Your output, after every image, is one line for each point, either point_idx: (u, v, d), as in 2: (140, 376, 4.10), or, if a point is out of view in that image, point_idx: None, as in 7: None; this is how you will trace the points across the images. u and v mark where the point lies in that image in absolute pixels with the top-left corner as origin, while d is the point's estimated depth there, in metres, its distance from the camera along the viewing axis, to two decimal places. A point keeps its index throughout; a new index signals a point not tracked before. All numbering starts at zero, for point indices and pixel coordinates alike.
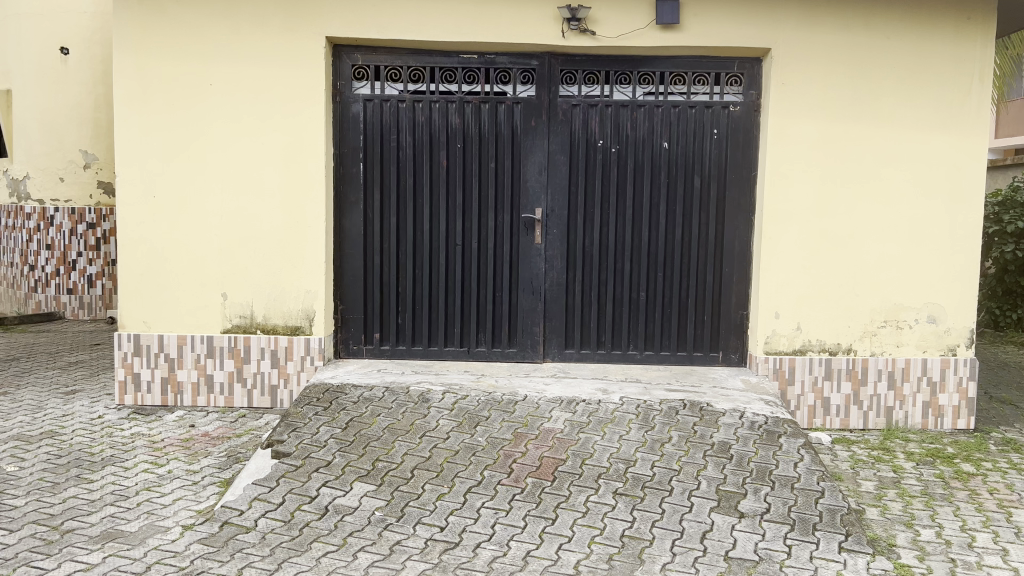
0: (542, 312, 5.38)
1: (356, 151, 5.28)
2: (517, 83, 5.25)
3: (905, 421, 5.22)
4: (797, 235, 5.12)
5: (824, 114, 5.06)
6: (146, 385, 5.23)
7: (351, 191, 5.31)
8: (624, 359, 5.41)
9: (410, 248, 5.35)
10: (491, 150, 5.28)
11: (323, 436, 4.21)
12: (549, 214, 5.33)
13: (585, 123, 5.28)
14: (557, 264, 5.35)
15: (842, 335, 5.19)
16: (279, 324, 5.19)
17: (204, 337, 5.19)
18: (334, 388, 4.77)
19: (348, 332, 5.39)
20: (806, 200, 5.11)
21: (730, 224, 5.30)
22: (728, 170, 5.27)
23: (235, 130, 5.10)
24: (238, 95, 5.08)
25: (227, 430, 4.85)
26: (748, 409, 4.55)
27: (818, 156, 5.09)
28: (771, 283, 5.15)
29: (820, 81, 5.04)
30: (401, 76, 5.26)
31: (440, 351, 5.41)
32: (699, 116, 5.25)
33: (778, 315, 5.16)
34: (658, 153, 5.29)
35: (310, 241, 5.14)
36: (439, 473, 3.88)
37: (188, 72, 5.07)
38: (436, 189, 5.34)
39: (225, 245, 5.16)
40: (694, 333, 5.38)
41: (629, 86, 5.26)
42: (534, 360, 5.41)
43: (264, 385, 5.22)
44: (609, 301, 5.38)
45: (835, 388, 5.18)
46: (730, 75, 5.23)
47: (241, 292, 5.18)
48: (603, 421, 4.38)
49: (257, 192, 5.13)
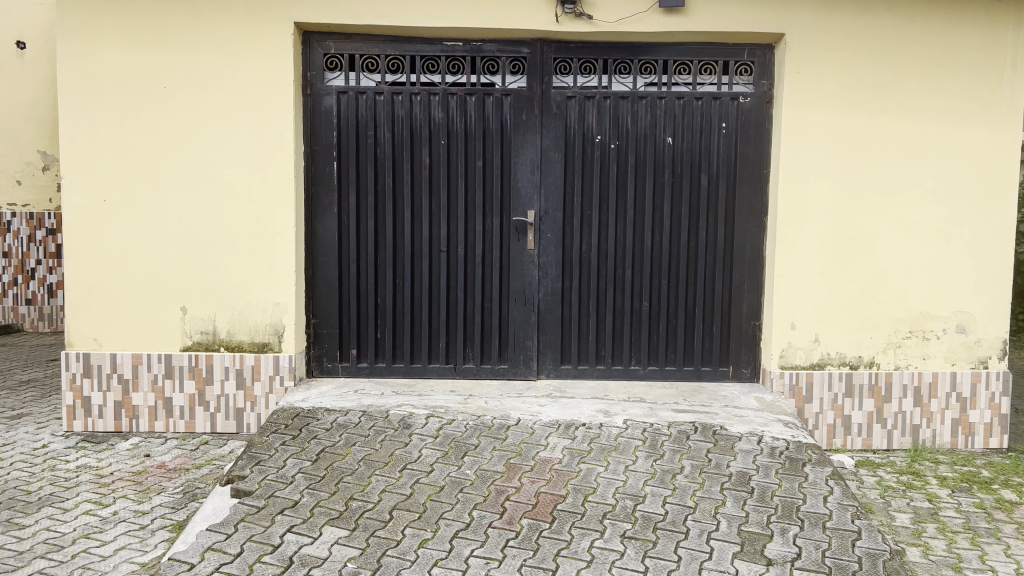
0: (536, 324, 4.91)
1: (329, 149, 4.80)
2: (506, 73, 4.78)
3: (933, 441, 4.77)
4: (815, 239, 4.68)
5: (844, 106, 4.61)
6: (97, 410, 4.72)
7: (324, 193, 4.82)
8: (625, 375, 4.95)
9: (390, 255, 4.86)
10: (478, 147, 4.81)
11: (290, 471, 3.72)
12: (543, 216, 4.85)
13: (582, 116, 4.81)
14: (552, 273, 4.89)
15: (864, 347, 4.74)
16: (245, 341, 4.70)
17: (161, 356, 4.68)
18: (304, 414, 4.28)
19: (322, 348, 4.90)
20: (824, 199, 4.66)
21: (739, 226, 4.84)
22: (738, 167, 4.81)
23: (194, 126, 4.60)
24: (198, 87, 4.58)
25: (186, 461, 4.35)
26: (766, 433, 4.10)
27: (838, 152, 4.64)
28: (786, 292, 4.70)
29: (839, 69, 4.60)
30: (379, 66, 4.77)
31: (423, 368, 4.93)
32: (707, 109, 4.80)
33: (794, 326, 4.72)
34: (661, 149, 4.83)
35: (279, 249, 4.65)
36: (422, 514, 3.40)
37: (141, 62, 4.56)
38: (417, 190, 4.85)
39: (185, 254, 4.66)
40: (701, 346, 4.93)
41: (629, 76, 4.80)
42: (527, 377, 4.94)
43: (228, 408, 4.72)
44: (608, 312, 4.92)
45: (856, 405, 4.73)
46: (740, 63, 4.78)
47: (202, 305, 4.68)
48: (606, 449, 3.91)
49: (221, 194, 4.63)
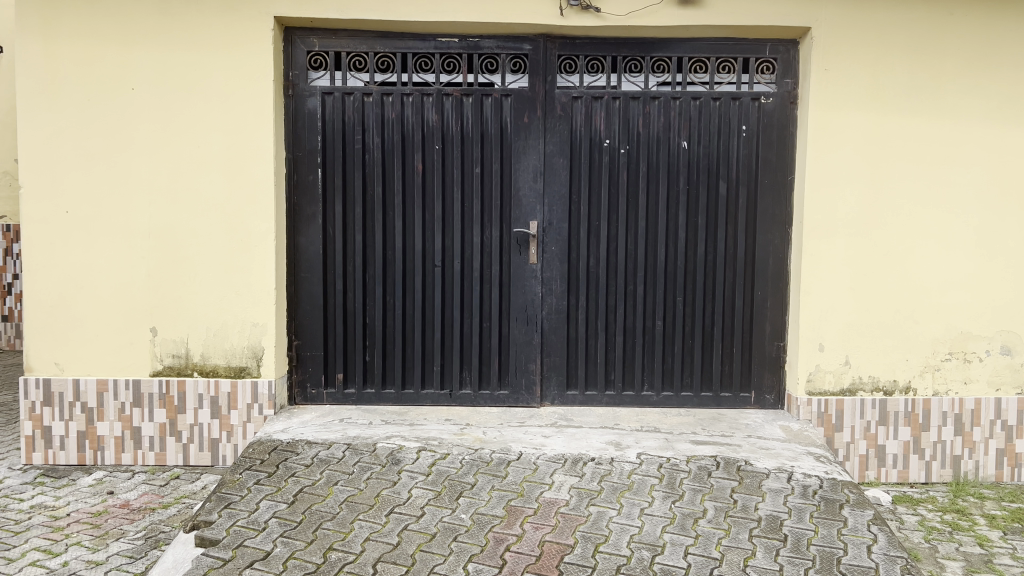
0: (539, 346, 4.50)
1: (313, 155, 4.39)
2: (505, 71, 4.37)
3: (975, 474, 4.34)
4: (844, 253, 4.27)
5: (876, 106, 4.21)
6: (58, 442, 4.30)
7: (307, 204, 4.41)
8: (637, 401, 4.53)
9: (379, 270, 4.46)
10: (476, 152, 4.41)
11: (263, 516, 3.31)
12: (546, 227, 4.45)
13: (588, 118, 4.41)
14: (556, 290, 4.48)
15: (899, 371, 4.32)
16: (220, 365, 4.30)
17: (129, 382, 4.28)
18: (283, 447, 3.87)
19: (306, 372, 4.48)
20: (854, 208, 4.26)
21: (761, 239, 4.43)
22: (760, 174, 4.40)
23: (164, 131, 4.20)
24: (168, 87, 4.18)
25: (152, 499, 3.94)
26: (796, 470, 3.68)
27: (870, 158, 4.23)
28: (813, 310, 4.30)
29: (871, 67, 4.19)
30: (368, 65, 4.37)
31: (416, 395, 4.52)
32: (725, 110, 4.39)
33: (822, 346, 4.30)
34: (675, 155, 4.42)
35: (257, 264, 4.26)
36: (410, 568, 2.98)
37: (107, 62, 4.17)
38: (409, 200, 4.45)
39: (154, 271, 4.26)
40: (720, 370, 4.51)
41: (640, 74, 4.39)
42: (529, 404, 4.52)
43: (202, 439, 4.30)
44: (618, 332, 4.50)
45: (891, 434, 4.31)
46: (761, 61, 4.38)
47: (173, 326, 4.28)
48: (618, 489, 3.49)
49: (194, 205, 4.24)
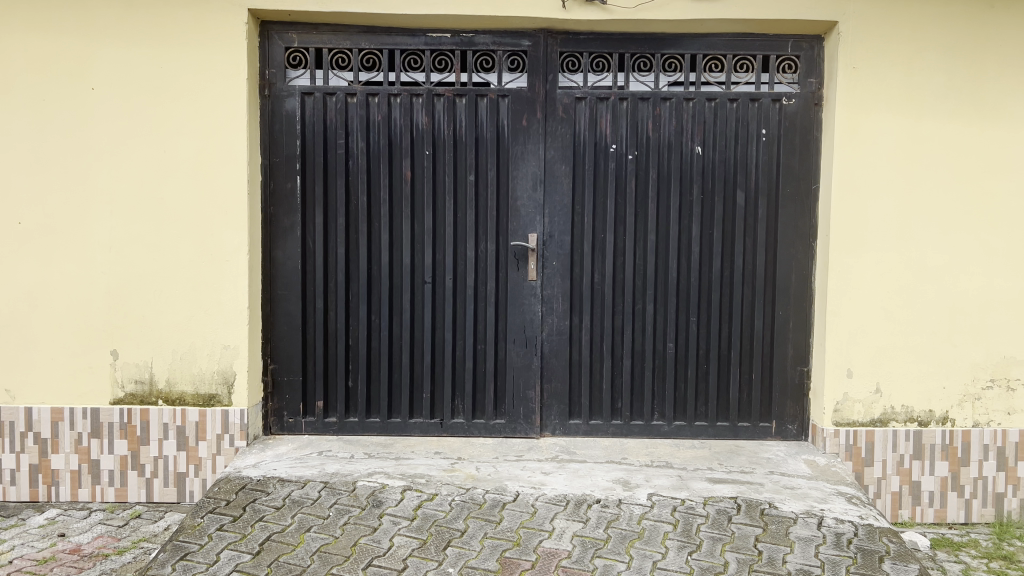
0: (540, 370, 4.11)
1: (291, 161, 4.01)
2: (502, 69, 3.99)
3: (1020, 513, 3.93)
4: (875, 269, 3.88)
5: (911, 108, 3.82)
6: (9, 476, 3.91)
7: (285, 214, 4.03)
8: (646, 432, 4.13)
9: (364, 287, 4.07)
10: (470, 158, 4.02)
11: (223, 569, 2.91)
12: (547, 240, 4.06)
13: (593, 121, 4.02)
14: (558, 309, 4.09)
15: (935, 400, 3.91)
16: (188, 392, 3.91)
17: (87, 410, 3.88)
18: (252, 486, 3.47)
19: (283, 400, 4.09)
20: (886, 221, 3.86)
21: (783, 254, 4.04)
22: (782, 183, 4.02)
23: (127, 135, 3.83)
24: (131, 87, 3.81)
25: (107, 543, 3.53)
26: (827, 514, 3.28)
27: (903, 164, 3.84)
28: (841, 333, 3.90)
29: (905, 64, 3.81)
30: (352, 62, 3.99)
31: (403, 425, 4.12)
32: (743, 113, 4.00)
33: (850, 373, 3.91)
34: (688, 161, 4.03)
35: (228, 281, 3.87)
36: None
37: (64, 58, 3.80)
38: (396, 210, 4.06)
39: (115, 288, 3.87)
40: (738, 397, 4.11)
41: (650, 73, 4.01)
42: (528, 434, 4.12)
43: (166, 473, 3.90)
44: (626, 356, 4.11)
45: (927, 470, 3.90)
46: (782, 59, 4.00)
47: (136, 349, 3.89)
48: (627, 537, 3.09)
49: (160, 216, 3.85)
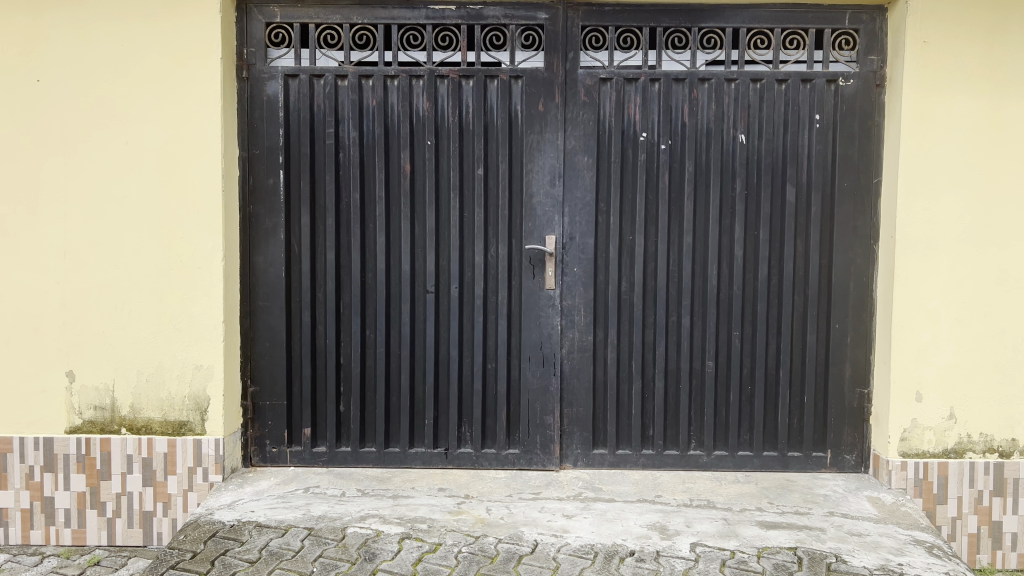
0: (559, 392, 3.58)
1: (273, 153, 3.50)
2: (515, 47, 3.47)
3: None
4: (948, 276, 3.34)
5: (992, 86, 3.27)
6: None
7: (267, 214, 3.52)
8: (681, 464, 3.60)
9: (357, 297, 3.55)
10: (478, 148, 3.50)
11: None
12: (567, 243, 3.54)
13: (620, 106, 3.50)
14: (580, 322, 3.57)
15: (1019, 428, 3.37)
16: (155, 419, 3.40)
17: (39, 441, 3.38)
18: (225, 533, 2.96)
19: (265, 427, 3.58)
20: (961, 220, 3.32)
21: (839, 258, 3.51)
22: (838, 177, 3.48)
23: (82, 125, 3.32)
24: (87, 70, 3.30)
25: None
26: (907, 570, 2.74)
27: (983, 154, 3.30)
28: (909, 350, 3.36)
29: (985, 38, 3.26)
30: (343, 40, 3.48)
31: (402, 455, 3.60)
32: (793, 95, 3.47)
33: (919, 396, 3.37)
34: (729, 151, 3.50)
35: (200, 290, 3.36)
36: None
37: (12, 34, 3.29)
38: (394, 208, 3.54)
39: (70, 301, 3.37)
40: (787, 423, 3.58)
41: (686, 50, 3.48)
42: (545, 466, 3.60)
43: (130, 512, 3.39)
44: (658, 376, 3.58)
45: (1011, 508, 3.35)
46: (838, 33, 3.46)
47: (95, 370, 3.39)
48: None
49: (123, 216, 3.35)
